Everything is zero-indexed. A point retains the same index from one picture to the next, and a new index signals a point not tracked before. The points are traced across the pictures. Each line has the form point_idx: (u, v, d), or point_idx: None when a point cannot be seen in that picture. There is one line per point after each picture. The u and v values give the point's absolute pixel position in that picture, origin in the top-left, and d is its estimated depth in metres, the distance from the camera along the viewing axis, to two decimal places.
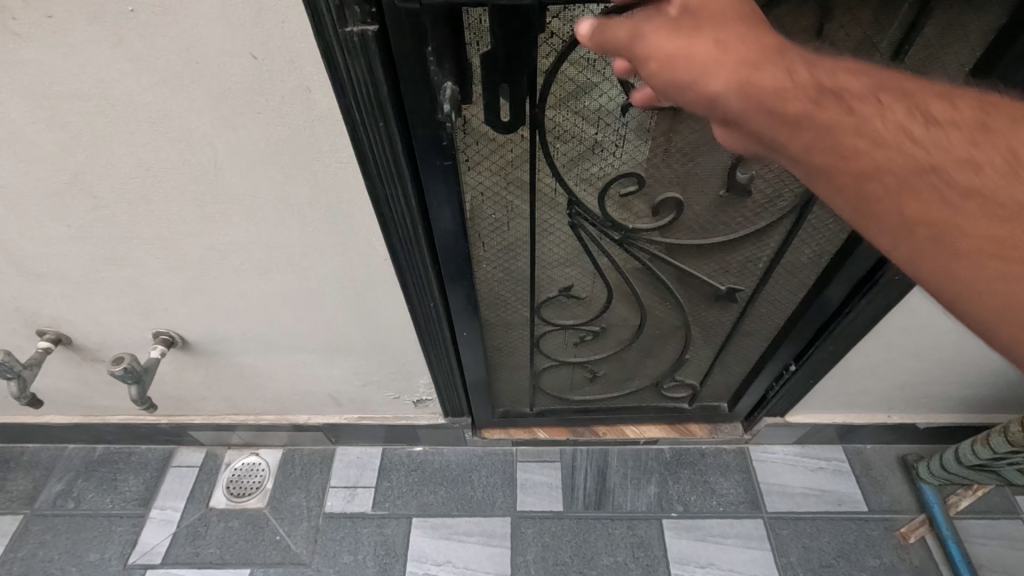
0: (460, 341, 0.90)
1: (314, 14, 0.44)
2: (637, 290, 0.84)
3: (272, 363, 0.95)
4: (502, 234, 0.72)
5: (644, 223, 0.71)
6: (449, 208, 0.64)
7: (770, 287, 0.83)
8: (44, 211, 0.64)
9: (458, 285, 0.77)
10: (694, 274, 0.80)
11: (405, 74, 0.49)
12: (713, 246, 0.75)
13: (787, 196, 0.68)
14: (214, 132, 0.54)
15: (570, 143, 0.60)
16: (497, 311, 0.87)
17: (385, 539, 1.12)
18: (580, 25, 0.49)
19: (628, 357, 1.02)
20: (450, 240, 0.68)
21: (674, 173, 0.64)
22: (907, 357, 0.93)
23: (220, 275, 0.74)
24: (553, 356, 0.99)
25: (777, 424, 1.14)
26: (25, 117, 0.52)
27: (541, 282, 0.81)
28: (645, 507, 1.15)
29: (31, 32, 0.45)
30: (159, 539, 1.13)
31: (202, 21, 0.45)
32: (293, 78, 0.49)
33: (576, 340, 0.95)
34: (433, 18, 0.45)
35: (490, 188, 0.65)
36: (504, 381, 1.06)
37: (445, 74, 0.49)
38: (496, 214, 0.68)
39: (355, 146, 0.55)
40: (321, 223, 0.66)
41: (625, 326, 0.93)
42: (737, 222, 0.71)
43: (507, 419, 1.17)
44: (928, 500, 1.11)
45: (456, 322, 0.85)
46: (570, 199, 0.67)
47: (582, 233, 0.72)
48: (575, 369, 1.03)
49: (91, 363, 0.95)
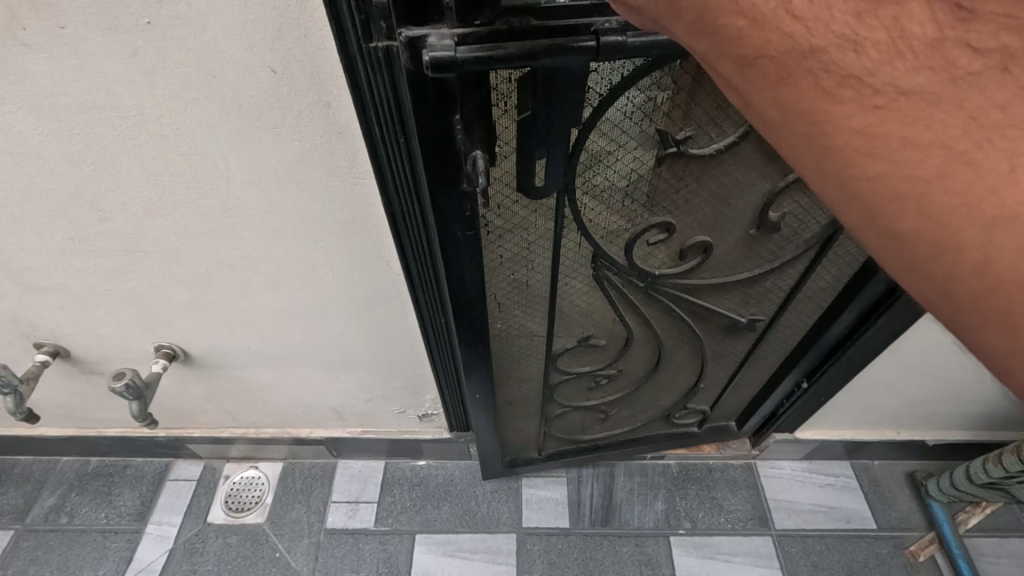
0: (473, 403, 0.87)
1: (338, 27, 0.42)
2: (656, 331, 0.83)
3: (276, 376, 0.93)
4: (521, 289, 0.70)
5: (669, 268, 0.71)
6: (468, 271, 0.61)
7: (788, 314, 0.82)
8: (48, 224, 0.62)
9: (473, 349, 0.74)
10: (714, 309, 0.79)
11: (426, 135, 0.46)
12: (737, 281, 0.75)
13: (811, 229, 0.68)
14: (225, 146, 0.53)
15: (602, 195, 0.59)
16: (512, 363, 0.85)
17: (388, 556, 1.10)
18: (619, 77, 0.47)
19: (640, 395, 1.00)
20: (464, 299, 0.65)
21: (703, 215, 0.64)
22: (921, 374, 0.92)
23: (227, 289, 0.72)
24: (567, 402, 0.97)
25: (785, 440, 1.13)
26: (31, 128, 0.51)
27: (558, 331, 0.80)
28: (652, 524, 1.13)
29: (42, 42, 0.44)
30: (155, 556, 1.10)
31: (221, 34, 0.43)
32: (314, 92, 0.48)
33: (591, 385, 0.94)
34: (463, 82, 0.42)
35: (511, 247, 0.62)
36: (513, 433, 1.04)
37: (474, 141, 0.47)
38: (516, 269, 0.66)
39: (373, 160, 0.53)
40: (336, 237, 0.64)
41: (640, 368, 0.92)
42: (762, 255, 0.71)
43: (514, 463, 1.14)
44: (938, 518, 1.10)
45: (470, 385, 0.82)
46: (596, 250, 0.65)
47: (606, 283, 0.71)
48: (587, 412, 1.02)
49: (88, 375, 0.92)
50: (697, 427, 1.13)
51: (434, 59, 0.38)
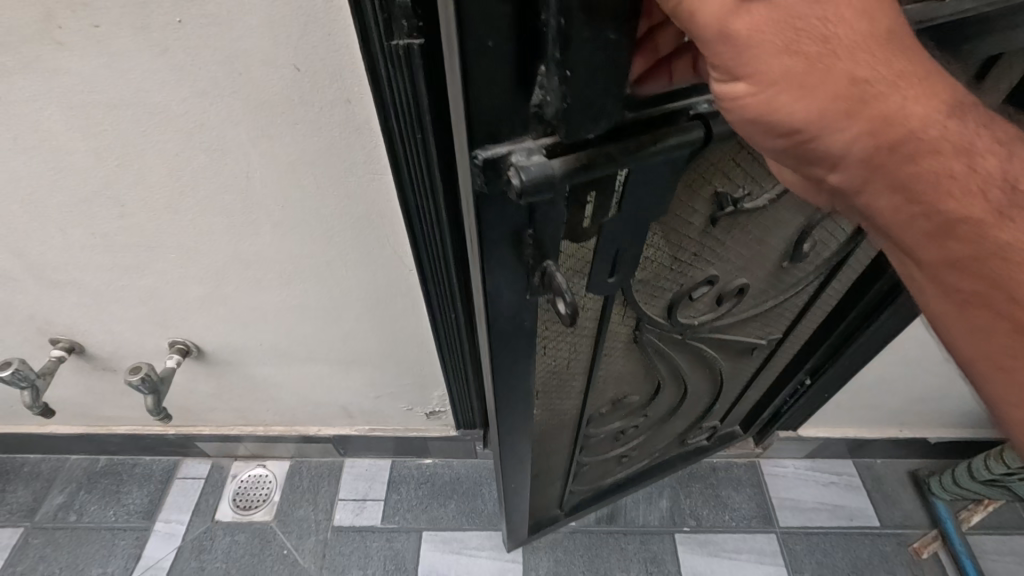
0: (510, 485, 0.80)
1: (361, 25, 0.44)
2: (685, 372, 0.83)
3: (288, 373, 0.94)
4: (562, 364, 0.66)
5: (705, 314, 0.72)
6: (523, 364, 0.56)
7: (800, 325, 0.86)
8: (71, 220, 0.63)
9: (516, 434, 0.68)
10: (737, 336, 0.81)
11: (495, 252, 0.40)
12: (762, 310, 0.77)
13: (830, 249, 0.71)
14: (248, 143, 0.54)
15: (657, 263, 0.57)
16: (549, 435, 0.81)
17: (395, 553, 1.11)
18: None
19: (660, 432, 0.99)
20: (519, 392, 0.60)
21: (742, 259, 0.65)
22: (922, 369, 0.94)
23: (243, 285, 0.74)
24: (594, 456, 0.94)
25: (789, 438, 1.14)
26: (62, 124, 0.52)
27: (596, 393, 0.77)
28: (657, 521, 1.14)
29: (75, 41, 0.45)
30: (164, 553, 1.11)
31: (248, 32, 0.45)
32: (335, 88, 0.50)
33: (619, 435, 0.92)
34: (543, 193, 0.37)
35: (557, 329, 0.59)
36: (536, 500, 0.97)
37: (547, 250, 0.42)
38: (560, 348, 0.63)
39: (391, 156, 0.55)
40: (355, 233, 0.66)
41: (666, 407, 0.92)
42: (785, 283, 0.74)
43: (537, 531, 1.06)
44: (941, 516, 1.11)
45: (506, 472, 0.77)
46: (645, 314, 0.64)
47: (646, 341, 0.70)
48: (610, 459, 0.99)
49: (101, 371, 0.93)
50: (707, 439, 1.12)
51: (529, 181, 0.32)
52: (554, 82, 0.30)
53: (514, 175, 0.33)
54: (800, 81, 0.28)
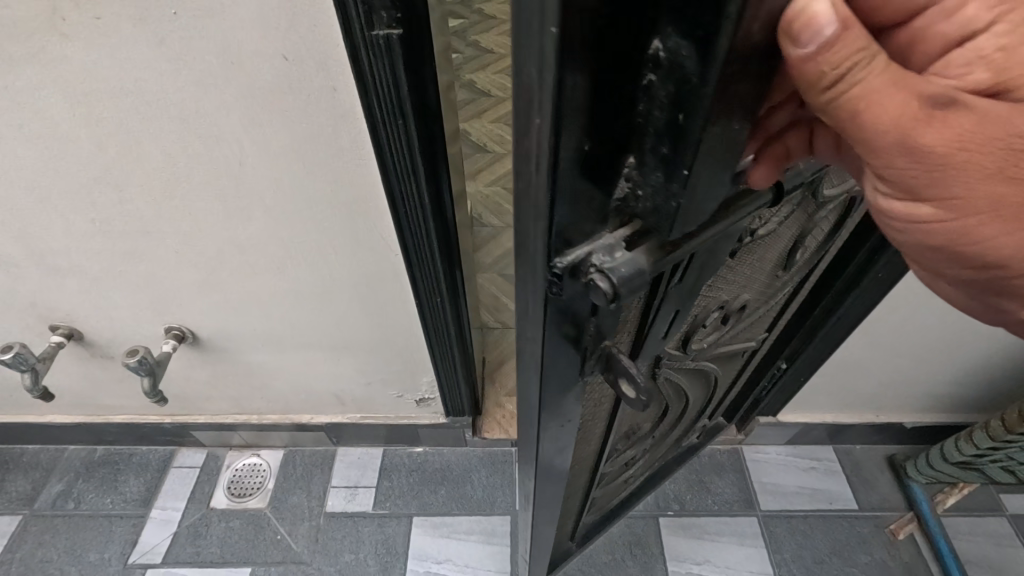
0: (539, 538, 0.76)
1: (345, 19, 0.48)
2: (686, 388, 0.84)
3: (281, 359, 0.97)
4: (591, 419, 0.63)
5: (711, 335, 0.72)
6: (564, 437, 0.53)
7: (781, 320, 0.89)
8: (73, 206, 0.66)
9: (549, 494, 0.64)
10: (732, 347, 0.82)
11: (557, 342, 0.38)
12: (754, 317, 0.79)
13: (811, 253, 0.74)
14: (241, 130, 0.58)
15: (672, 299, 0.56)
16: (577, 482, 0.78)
17: (386, 537, 1.14)
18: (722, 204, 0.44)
19: (662, 445, 0.99)
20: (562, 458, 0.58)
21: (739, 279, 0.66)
22: (892, 352, 0.97)
23: (237, 270, 0.77)
24: (608, 485, 0.92)
25: (769, 424, 1.18)
26: (65, 112, 0.56)
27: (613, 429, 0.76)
28: (642, 506, 1.17)
29: (79, 32, 0.49)
30: (160, 539, 1.14)
31: (241, 24, 0.49)
32: (321, 79, 0.54)
33: (629, 460, 0.91)
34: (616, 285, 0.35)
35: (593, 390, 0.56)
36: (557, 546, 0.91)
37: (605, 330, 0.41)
38: (592, 406, 0.60)
39: (374, 142, 0.59)
40: (343, 219, 0.69)
41: (668, 421, 0.92)
42: (773, 291, 0.76)
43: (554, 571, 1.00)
44: (917, 498, 1.15)
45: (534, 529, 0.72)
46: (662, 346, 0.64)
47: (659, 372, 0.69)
48: (620, 484, 0.97)
49: (100, 359, 0.96)
50: (697, 435, 1.10)
51: (626, 282, 0.30)
52: (658, 179, 0.28)
53: (603, 282, 0.31)
54: (1010, 207, 0.30)
